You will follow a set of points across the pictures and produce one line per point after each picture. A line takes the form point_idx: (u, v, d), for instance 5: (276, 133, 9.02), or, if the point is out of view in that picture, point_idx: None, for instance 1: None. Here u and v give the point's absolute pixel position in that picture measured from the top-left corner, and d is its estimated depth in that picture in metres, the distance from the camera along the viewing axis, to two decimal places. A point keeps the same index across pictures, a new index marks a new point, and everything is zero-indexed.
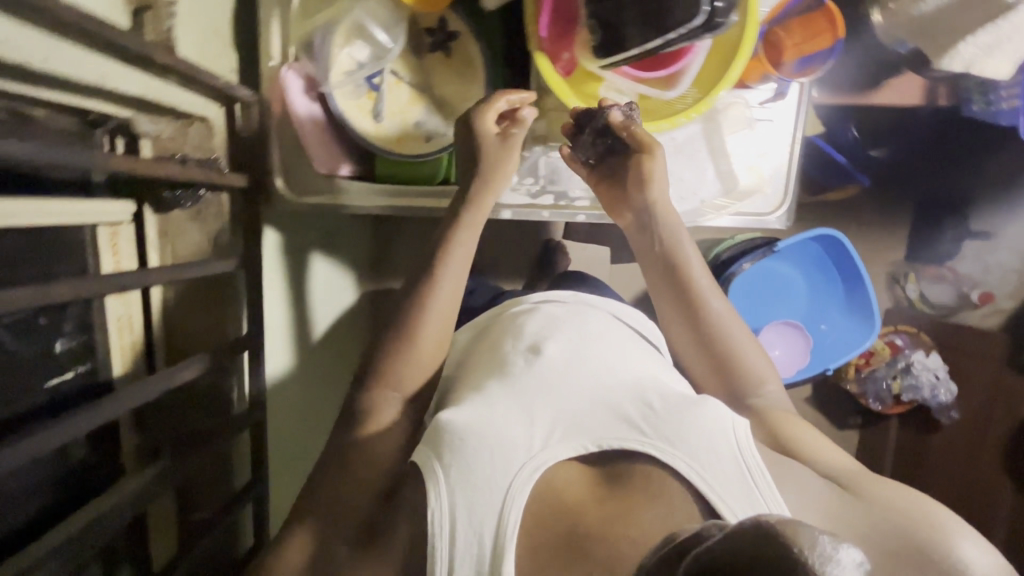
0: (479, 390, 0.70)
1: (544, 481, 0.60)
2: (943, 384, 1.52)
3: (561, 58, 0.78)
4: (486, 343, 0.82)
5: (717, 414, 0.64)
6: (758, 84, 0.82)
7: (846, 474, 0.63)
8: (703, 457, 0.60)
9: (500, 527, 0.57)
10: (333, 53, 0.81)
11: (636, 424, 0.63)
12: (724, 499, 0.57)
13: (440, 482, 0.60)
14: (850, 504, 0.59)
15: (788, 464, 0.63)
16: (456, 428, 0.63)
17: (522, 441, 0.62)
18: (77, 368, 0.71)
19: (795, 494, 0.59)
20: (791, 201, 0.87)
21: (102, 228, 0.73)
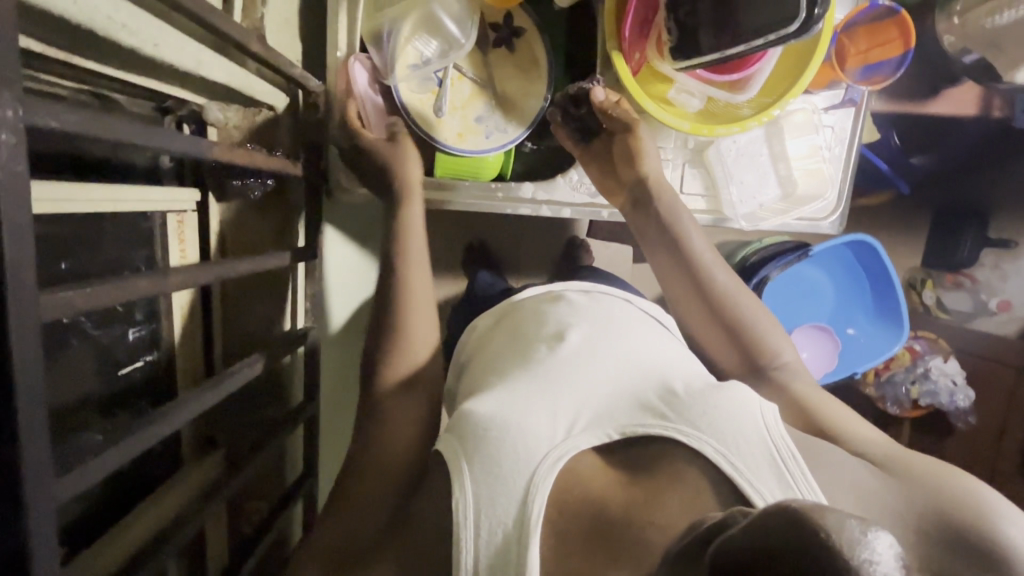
0: (504, 380, 0.69)
1: (567, 470, 0.58)
2: (961, 390, 1.56)
3: (632, 58, 0.78)
4: (509, 335, 0.81)
5: (742, 399, 0.62)
6: (823, 91, 0.83)
7: (886, 455, 0.59)
8: (728, 439, 0.57)
9: (524, 517, 0.55)
10: (400, 46, 0.81)
11: (658, 409, 0.61)
12: (753, 482, 0.54)
13: (462, 470, 0.59)
14: (887, 490, 0.54)
15: (821, 446, 0.59)
16: (478, 418, 0.63)
17: (543, 429, 0.61)
18: (145, 357, 0.70)
19: (828, 478, 0.54)
20: (845, 207, 0.88)
21: (172, 215, 0.71)
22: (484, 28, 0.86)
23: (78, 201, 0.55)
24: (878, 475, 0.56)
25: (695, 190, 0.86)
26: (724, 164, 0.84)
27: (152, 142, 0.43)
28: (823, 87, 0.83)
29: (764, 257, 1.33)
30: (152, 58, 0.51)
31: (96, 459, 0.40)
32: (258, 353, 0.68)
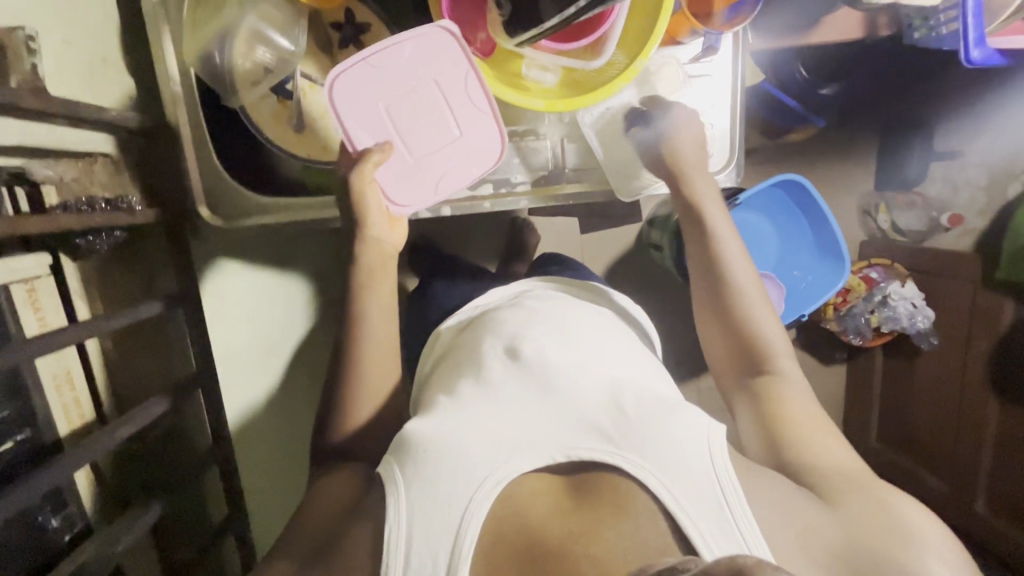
0: (455, 399, 0.71)
1: (505, 497, 0.60)
2: (921, 312, 1.54)
3: (477, 40, 0.74)
4: (466, 346, 0.82)
5: (689, 423, 0.64)
6: (687, 40, 0.78)
7: (840, 483, 0.65)
8: (671, 469, 0.60)
9: (455, 546, 0.57)
10: (235, 64, 0.76)
11: (608, 432, 0.63)
12: (690, 515, 0.57)
13: (400, 495, 0.60)
14: (836, 525, 0.60)
15: (768, 475, 0.64)
16: (423, 440, 0.64)
17: (486, 453, 0.63)
18: (16, 437, 0.68)
19: (771, 514, 0.59)
20: (739, 155, 0.84)
21: (17, 285, 0.68)
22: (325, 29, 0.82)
23: None
24: (831, 506, 0.62)
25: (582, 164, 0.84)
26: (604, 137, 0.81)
27: None
28: (687, 35, 0.78)
29: None
30: None
31: None
32: (160, 396, 0.74)
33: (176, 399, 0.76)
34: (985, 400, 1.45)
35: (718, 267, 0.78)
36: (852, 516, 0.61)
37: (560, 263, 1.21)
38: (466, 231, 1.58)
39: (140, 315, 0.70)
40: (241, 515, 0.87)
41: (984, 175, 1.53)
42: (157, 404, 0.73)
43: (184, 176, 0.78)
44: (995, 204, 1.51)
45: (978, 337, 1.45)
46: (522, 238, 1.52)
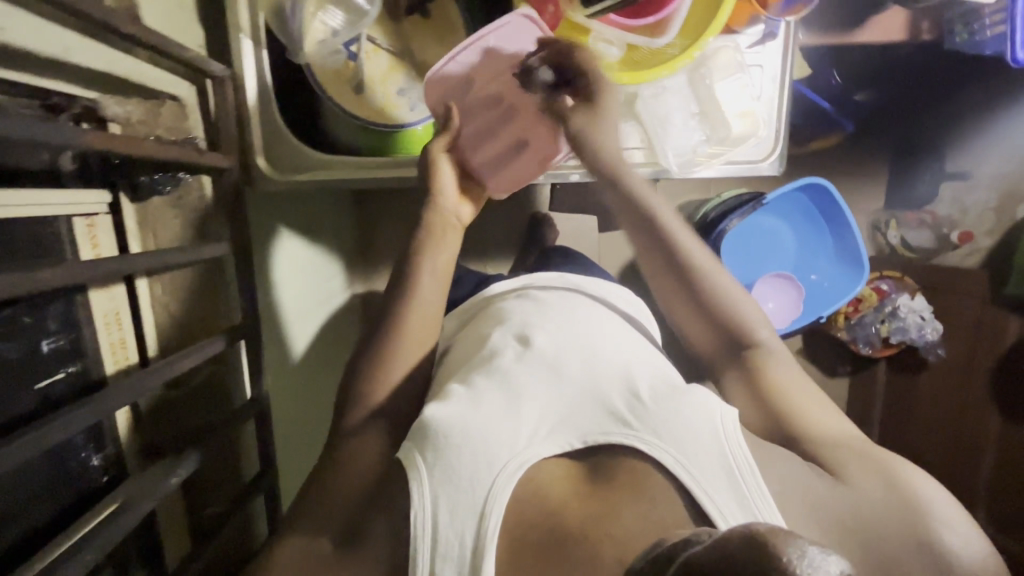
0: (467, 386, 0.69)
1: (528, 480, 0.60)
2: (930, 323, 1.54)
3: (546, 11, 0.76)
4: (475, 337, 0.82)
5: (702, 405, 0.64)
6: (745, 28, 0.82)
7: (844, 460, 0.62)
8: (687, 447, 0.60)
9: (481, 527, 0.57)
10: (306, 20, 0.77)
11: (622, 416, 0.64)
12: (707, 491, 0.57)
13: (424, 481, 0.60)
14: (842, 499, 0.58)
15: (773, 451, 0.62)
16: (439, 425, 0.63)
17: (507, 439, 0.63)
18: (67, 369, 0.67)
19: (782, 489, 0.58)
20: (782, 145, 0.86)
21: (78, 219, 0.69)
22: None
23: None
24: (834, 483, 0.60)
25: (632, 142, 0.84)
26: (653, 114, 0.82)
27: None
28: (745, 23, 0.82)
29: (721, 212, 1.35)
30: None
31: None
32: (217, 338, 0.75)
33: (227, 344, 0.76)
34: (986, 413, 1.49)
35: (667, 258, 0.75)
36: (855, 494, 0.59)
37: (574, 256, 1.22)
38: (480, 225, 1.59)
39: (180, 258, 0.68)
40: (272, 471, 0.87)
41: (992, 196, 1.56)
42: (214, 343, 0.74)
43: (246, 126, 0.79)
44: (1004, 223, 1.54)
45: (982, 351, 1.49)
46: (541, 233, 1.50)
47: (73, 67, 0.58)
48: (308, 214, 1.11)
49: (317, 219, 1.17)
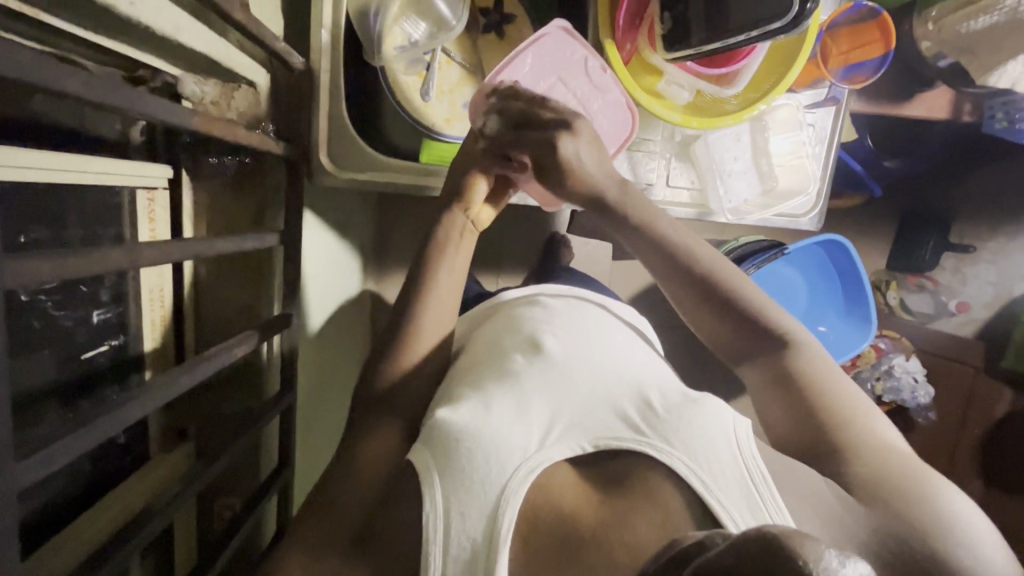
0: (478, 385, 0.64)
1: (541, 486, 0.55)
2: (922, 387, 1.49)
3: (624, 48, 0.79)
4: (484, 332, 0.75)
5: (716, 414, 0.59)
6: (806, 89, 0.86)
7: (875, 473, 0.55)
8: (702, 455, 0.54)
9: (493, 532, 0.52)
10: (387, 26, 0.78)
11: (634, 422, 0.59)
12: (724, 504, 0.51)
13: (436, 485, 0.55)
14: (870, 513, 0.52)
15: (793, 468, 0.57)
16: (452, 428, 0.58)
17: (518, 441, 0.57)
18: (111, 342, 0.66)
19: (805, 508, 0.52)
20: (824, 203, 0.91)
21: (141, 192, 0.67)
22: (475, 12, 0.86)
23: (42, 168, 0.53)
24: (860, 501, 0.53)
25: (682, 183, 0.87)
26: (710, 159, 0.86)
27: (125, 104, 0.40)
28: (807, 85, 0.86)
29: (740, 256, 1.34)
30: (126, 18, 0.50)
31: (53, 446, 0.38)
32: (251, 331, 0.67)
33: (258, 341, 0.67)
34: (972, 477, 1.54)
35: (682, 260, 0.72)
36: (883, 507, 0.52)
37: (577, 276, 1.17)
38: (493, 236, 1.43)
39: (250, 243, 0.64)
40: (290, 467, 0.84)
41: (992, 271, 1.55)
42: (251, 338, 0.66)
43: (314, 119, 0.80)
44: (1000, 296, 1.55)
45: (973, 420, 1.54)
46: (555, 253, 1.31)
47: (176, 44, 0.58)
48: (342, 208, 1.09)
49: (350, 217, 1.15)
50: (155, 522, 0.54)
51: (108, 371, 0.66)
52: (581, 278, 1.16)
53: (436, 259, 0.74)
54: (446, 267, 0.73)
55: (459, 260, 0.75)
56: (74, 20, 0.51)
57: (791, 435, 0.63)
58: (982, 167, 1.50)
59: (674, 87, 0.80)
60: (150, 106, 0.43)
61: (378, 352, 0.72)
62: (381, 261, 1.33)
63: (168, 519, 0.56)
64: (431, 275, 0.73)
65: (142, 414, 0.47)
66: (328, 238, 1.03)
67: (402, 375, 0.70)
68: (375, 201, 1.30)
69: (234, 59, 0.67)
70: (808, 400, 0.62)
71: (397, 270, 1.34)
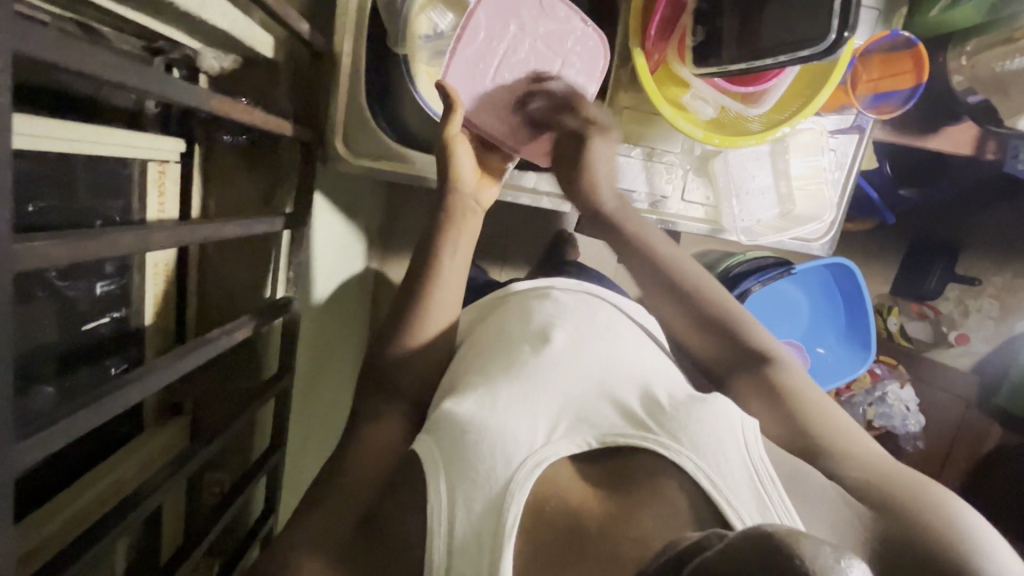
0: (484, 378, 0.64)
1: (546, 477, 0.54)
2: (914, 415, 1.49)
3: (652, 57, 0.77)
4: (492, 324, 0.75)
5: (725, 413, 0.58)
6: (832, 114, 0.86)
7: (878, 482, 0.56)
8: (710, 455, 0.54)
9: (499, 523, 0.51)
10: (414, 14, 0.77)
11: (641, 419, 0.58)
12: (734, 505, 0.51)
13: (441, 477, 0.55)
14: (877, 519, 0.52)
15: (803, 470, 0.56)
16: (459, 419, 0.59)
17: (525, 435, 0.57)
18: (113, 314, 0.66)
19: (809, 510, 0.52)
20: (837, 230, 0.89)
21: (153, 165, 0.65)
22: None
23: (58, 138, 0.52)
24: (866, 506, 0.54)
25: (697, 198, 0.86)
26: (728, 176, 0.85)
27: (149, 87, 0.40)
28: (833, 110, 0.85)
29: (746, 270, 1.33)
30: None
31: (56, 424, 0.39)
32: (247, 317, 0.67)
33: (255, 326, 0.67)
34: None
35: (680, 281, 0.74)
36: (890, 512, 0.53)
37: (586, 273, 1.16)
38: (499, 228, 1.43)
39: (257, 227, 0.63)
40: (281, 451, 0.84)
41: (997, 306, 1.53)
42: (252, 322, 0.66)
43: (332, 102, 0.79)
44: (999, 332, 1.53)
45: (959, 452, 1.55)
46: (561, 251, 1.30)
47: (198, 20, 0.57)
48: (351, 190, 1.08)
49: (359, 200, 1.13)
50: (145, 503, 0.55)
51: (109, 342, 0.66)
52: (588, 274, 1.15)
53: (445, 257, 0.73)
54: (452, 264, 0.72)
55: (466, 257, 0.74)
56: None
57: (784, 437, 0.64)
58: (998, 201, 1.48)
59: (693, 94, 0.78)
60: (165, 88, 0.42)
61: (380, 345, 0.72)
62: (386, 247, 1.32)
63: (157, 500, 0.56)
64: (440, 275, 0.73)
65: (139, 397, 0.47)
66: (335, 219, 1.02)
67: (403, 371, 0.70)
68: (384, 184, 1.28)
69: (255, 38, 0.65)
70: (809, 415, 0.64)
71: (401, 255, 1.33)
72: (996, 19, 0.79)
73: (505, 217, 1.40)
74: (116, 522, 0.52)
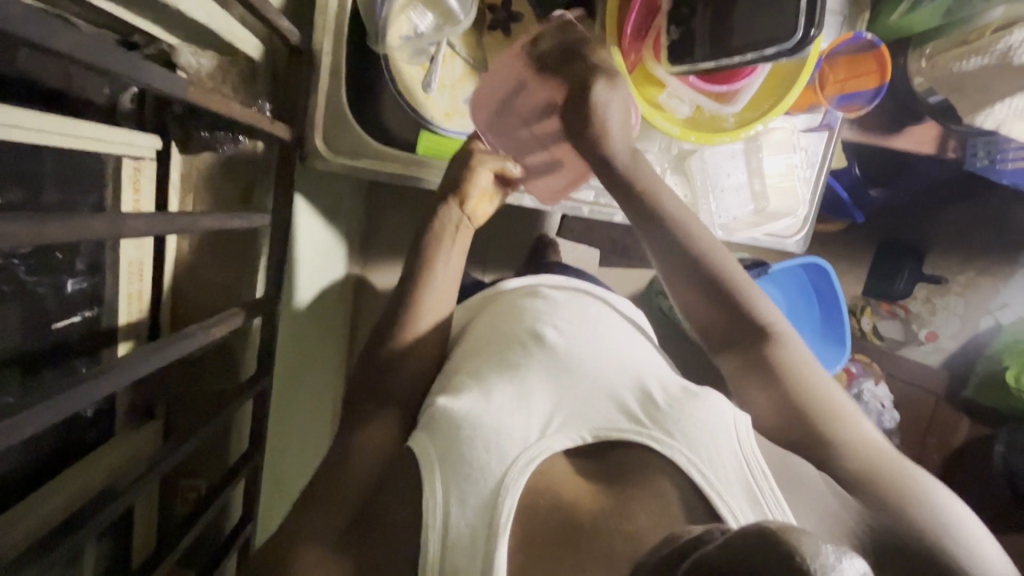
0: (477, 376, 0.64)
1: (541, 472, 0.54)
2: (889, 411, 1.50)
3: (628, 58, 0.79)
4: (485, 323, 0.74)
5: (717, 409, 0.59)
6: (801, 113, 0.88)
7: (866, 472, 0.57)
8: (703, 449, 0.54)
9: (493, 517, 0.51)
10: (393, 14, 0.77)
11: (635, 413, 0.58)
12: (725, 496, 0.51)
13: (435, 474, 0.54)
14: (868, 515, 0.53)
15: (796, 465, 0.57)
16: (454, 415, 0.58)
17: (519, 430, 0.56)
18: (83, 314, 0.64)
19: (801, 501, 0.53)
20: (809, 227, 0.92)
21: (127, 160, 0.64)
22: (483, 9, 0.86)
23: (27, 129, 0.51)
24: (857, 501, 0.54)
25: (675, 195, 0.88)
26: (705, 174, 0.87)
27: (127, 72, 0.40)
28: (803, 110, 0.88)
29: None
30: None
31: (20, 415, 0.37)
32: (235, 311, 0.67)
33: (238, 321, 0.67)
34: None
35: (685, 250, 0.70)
36: (878, 506, 0.53)
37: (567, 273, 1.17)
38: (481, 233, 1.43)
39: (233, 223, 0.61)
40: (260, 454, 0.82)
41: (962, 304, 1.59)
42: (235, 319, 0.65)
43: (312, 101, 0.78)
44: (966, 329, 1.59)
45: (933, 446, 1.59)
46: (543, 254, 1.31)
47: (175, 13, 0.57)
48: (332, 193, 1.07)
49: (340, 203, 1.13)
50: (117, 503, 0.54)
51: (79, 342, 0.64)
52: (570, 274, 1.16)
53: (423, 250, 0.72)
54: (437, 264, 0.73)
55: (450, 258, 0.74)
56: None
57: (777, 422, 0.63)
58: (959, 203, 1.54)
59: (667, 93, 0.80)
60: (143, 72, 0.42)
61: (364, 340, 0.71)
62: (366, 251, 1.31)
63: (130, 501, 0.55)
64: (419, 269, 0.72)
65: (110, 391, 0.45)
66: (316, 220, 1.01)
67: (385, 365, 0.69)
68: (364, 189, 1.28)
69: (233, 33, 0.65)
70: (805, 395, 0.63)
71: (382, 260, 1.32)
72: (953, 22, 0.83)
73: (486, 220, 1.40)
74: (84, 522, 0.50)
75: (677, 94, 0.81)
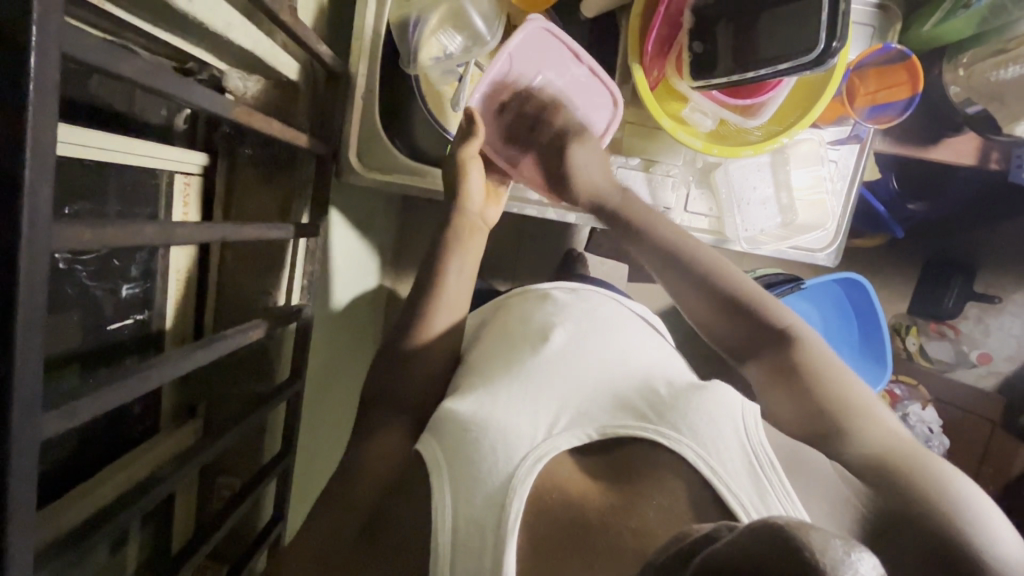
0: (485, 379, 0.65)
1: (548, 471, 0.55)
2: (937, 437, 1.40)
3: (651, 74, 0.80)
4: (499, 328, 0.76)
5: (726, 400, 0.58)
6: (830, 125, 0.88)
7: (881, 460, 0.56)
8: (709, 442, 0.54)
9: (500, 513, 0.52)
10: (425, 37, 0.81)
11: (639, 410, 0.59)
12: (732, 488, 0.51)
13: (443, 479, 0.56)
14: (876, 496, 0.53)
15: (807, 460, 0.57)
16: (460, 417, 0.60)
17: (526, 430, 0.58)
18: (135, 316, 0.70)
19: (808, 494, 0.52)
20: (842, 240, 0.90)
21: (179, 177, 0.71)
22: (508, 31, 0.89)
23: (94, 147, 0.57)
24: (867, 486, 0.54)
25: (700, 208, 0.88)
26: (730, 186, 0.87)
27: (180, 94, 0.43)
28: (832, 121, 0.88)
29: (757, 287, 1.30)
30: (182, 12, 0.53)
31: (82, 399, 0.39)
32: (259, 321, 0.67)
33: (267, 327, 0.68)
34: None
35: (689, 260, 0.76)
36: (888, 489, 0.53)
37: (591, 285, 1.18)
38: (513, 249, 1.44)
39: (273, 234, 0.65)
40: (290, 458, 0.85)
41: (1018, 323, 1.51)
42: (256, 328, 0.65)
43: (347, 121, 0.83)
44: None
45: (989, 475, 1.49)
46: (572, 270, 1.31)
47: (224, 43, 0.62)
48: (366, 208, 1.12)
49: (373, 218, 1.17)
50: (157, 492, 0.56)
51: (130, 341, 0.69)
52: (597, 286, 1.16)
53: (441, 260, 0.74)
54: (455, 279, 0.74)
55: (464, 262, 0.75)
56: (132, 11, 0.54)
57: (801, 421, 0.64)
58: (1013, 218, 1.47)
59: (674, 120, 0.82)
60: (196, 94, 0.46)
61: (391, 344, 0.73)
62: (396, 265, 1.34)
63: (171, 489, 0.58)
64: (439, 279, 0.74)
65: (173, 375, 0.49)
66: (350, 233, 1.05)
67: (411, 369, 0.71)
68: (397, 205, 1.32)
69: (278, 59, 0.70)
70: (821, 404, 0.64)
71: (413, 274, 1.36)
72: (990, 30, 0.81)
73: (513, 235, 1.42)
74: (130, 504, 0.53)
75: (701, 112, 0.81)
